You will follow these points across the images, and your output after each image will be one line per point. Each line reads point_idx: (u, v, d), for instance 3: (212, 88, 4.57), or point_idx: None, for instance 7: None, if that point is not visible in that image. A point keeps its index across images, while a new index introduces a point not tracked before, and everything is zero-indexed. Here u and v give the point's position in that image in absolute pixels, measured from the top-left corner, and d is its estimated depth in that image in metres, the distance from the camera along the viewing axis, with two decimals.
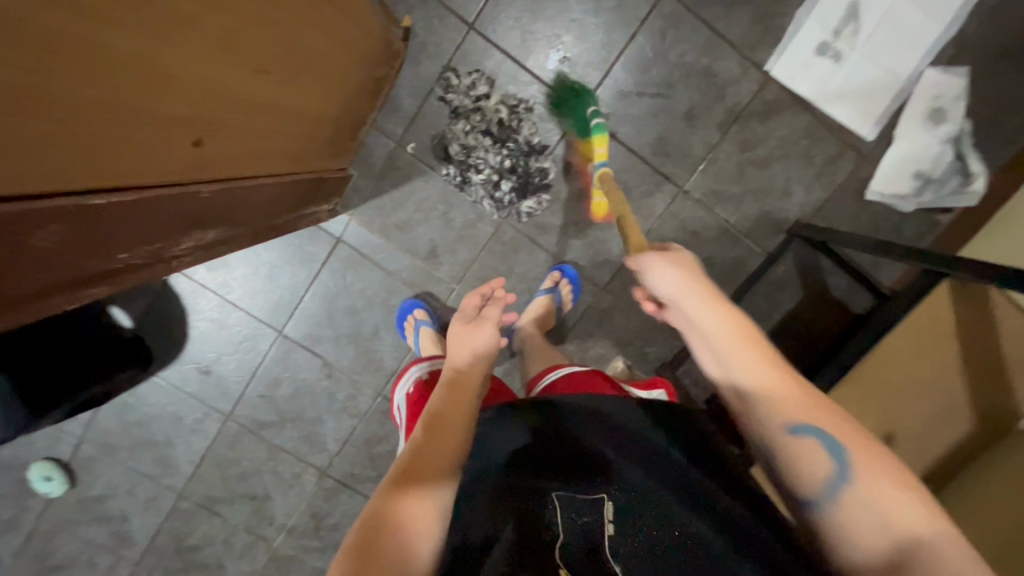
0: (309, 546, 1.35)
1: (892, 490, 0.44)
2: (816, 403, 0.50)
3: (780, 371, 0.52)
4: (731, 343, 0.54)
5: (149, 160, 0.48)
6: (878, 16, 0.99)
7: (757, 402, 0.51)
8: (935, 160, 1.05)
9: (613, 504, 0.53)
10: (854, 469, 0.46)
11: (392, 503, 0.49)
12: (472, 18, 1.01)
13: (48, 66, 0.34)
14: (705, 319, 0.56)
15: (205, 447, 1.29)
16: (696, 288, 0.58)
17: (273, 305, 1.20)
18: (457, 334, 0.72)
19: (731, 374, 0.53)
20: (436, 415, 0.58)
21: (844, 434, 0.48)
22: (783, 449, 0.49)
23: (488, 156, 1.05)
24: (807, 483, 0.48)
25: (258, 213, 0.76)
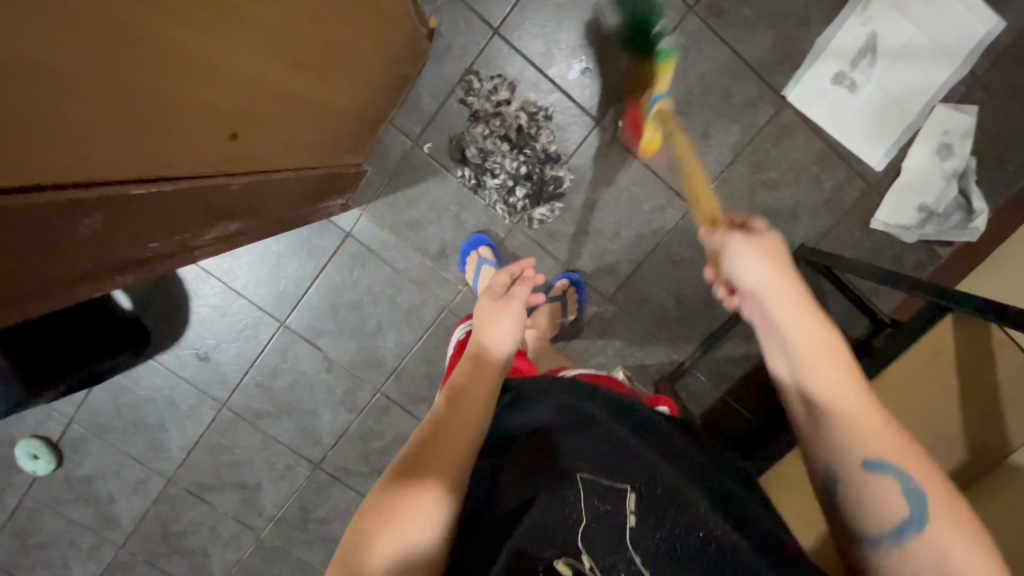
0: (297, 537, 1.35)
1: (962, 538, 0.46)
2: (900, 438, 0.51)
3: (864, 398, 0.54)
4: (819, 356, 0.56)
5: (187, 151, 0.48)
6: (895, 50, 1.01)
7: (837, 422, 0.53)
8: (940, 194, 1.07)
9: (637, 497, 0.54)
10: (927, 513, 0.48)
11: (415, 468, 0.54)
12: (497, 23, 1.01)
13: (99, 54, 0.34)
14: (796, 325, 0.57)
15: (198, 433, 1.28)
16: (790, 289, 0.59)
17: (276, 295, 1.19)
18: (486, 311, 0.75)
19: (813, 391, 0.55)
20: (458, 388, 0.63)
21: (924, 476, 0.49)
22: (857, 478, 0.51)
23: (505, 161, 1.05)
24: (873, 513, 0.50)
25: (278, 208, 0.75)
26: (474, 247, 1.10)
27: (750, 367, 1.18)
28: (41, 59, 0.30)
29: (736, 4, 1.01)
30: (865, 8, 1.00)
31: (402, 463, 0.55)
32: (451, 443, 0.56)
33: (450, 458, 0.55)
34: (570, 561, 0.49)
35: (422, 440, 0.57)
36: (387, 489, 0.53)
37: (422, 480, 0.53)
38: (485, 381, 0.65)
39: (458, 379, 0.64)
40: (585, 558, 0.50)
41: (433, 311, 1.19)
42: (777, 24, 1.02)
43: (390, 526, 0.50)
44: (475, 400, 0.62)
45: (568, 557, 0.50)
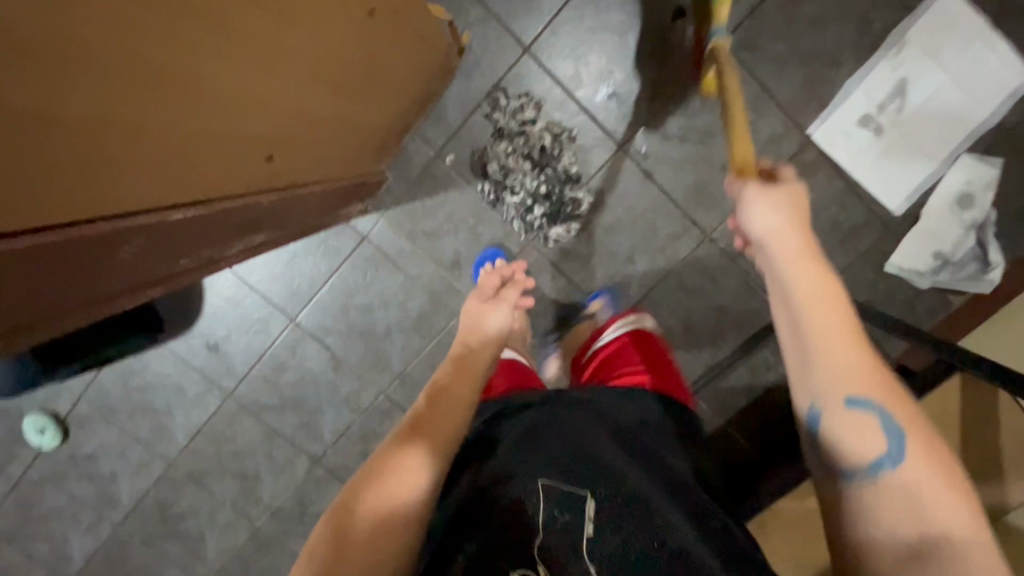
0: (292, 530, 1.37)
1: (938, 479, 0.44)
2: (883, 378, 0.48)
3: (858, 343, 0.49)
4: (814, 305, 0.50)
5: (225, 174, 0.50)
6: (925, 96, 1.01)
7: (821, 372, 0.49)
8: (956, 243, 1.07)
9: (596, 504, 0.55)
10: (903, 453, 0.45)
11: (386, 463, 0.55)
12: (528, 42, 1.02)
13: (148, 95, 0.36)
14: (796, 275, 0.51)
15: (202, 420, 1.30)
16: (796, 237, 0.53)
17: (289, 292, 1.20)
18: (473, 311, 0.78)
19: (803, 338, 0.50)
20: (440, 387, 0.64)
21: (906, 418, 0.47)
22: (838, 420, 0.48)
23: (525, 179, 1.06)
24: (849, 456, 0.47)
25: (304, 219, 0.76)
26: (489, 260, 1.11)
27: (753, 399, 1.18)
28: (82, 98, 0.31)
29: (769, 39, 1.01)
30: (897, 52, 1.00)
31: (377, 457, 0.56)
32: (427, 438, 0.58)
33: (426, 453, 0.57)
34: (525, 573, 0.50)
35: (399, 434, 0.58)
36: (360, 480, 0.54)
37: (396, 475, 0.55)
38: (467, 381, 0.66)
39: (440, 378, 0.66)
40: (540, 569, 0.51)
41: (442, 320, 1.20)
42: (808, 62, 1.02)
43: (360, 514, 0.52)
44: (455, 398, 0.63)
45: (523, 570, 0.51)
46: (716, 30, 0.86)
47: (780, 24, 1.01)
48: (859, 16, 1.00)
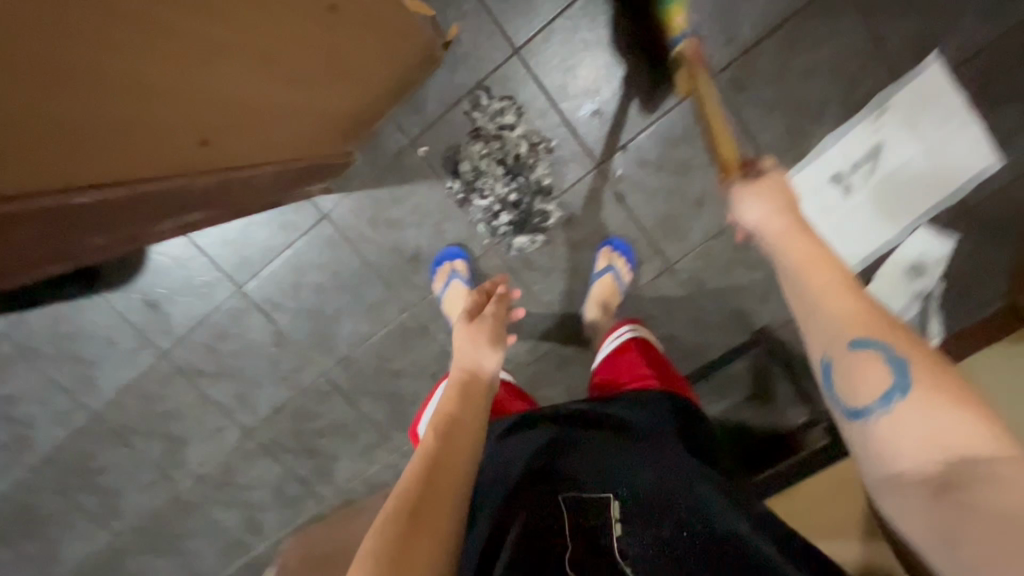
0: (215, 496, 1.35)
1: (948, 403, 0.41)
2: (882, 318, 0.47)
3: (856, 294, 0.49)
4: (812, 265, 0.51)
5: (144, 158, 0.51)
6: (895, 165, 1.03)
7: (819, 322, 0.49)
8: (901, 309, 1.11)
9: (619, 506, 0.60)
10: (910, 382, 0.43)
11: (422, 501, 0.54)
12: (519, 44, 0.98)
13: (44, 91, 0.37)
14: (791, 244, 0.54)
15: (133, 376, 1.25)
16: (785, 219, 0.56)
17: (238, 260, 1.16)
18: (460, 336, 0.73)
19: (804, 293, 0.51)
20: (449, 416, 0.62)
21: (910, 350, 0.45)
22: (844, 360, 0.47)
23: (496, 185, 1.04)
24: (862, 395, 0.45)
25: (258, 200, 0.76)
26: (449, 258, 1.09)
27: None
28: None
29: (758, 83, 1.01)
30: (878, 116, 1.01)
31: (396, 507, 0.53)
32: (444, 476, 0.56)
33: (445, 493, 0.55)
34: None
35: (422, 470, 0.56)
36: (383, 533, 0.51)
37: (423, 525, 0.52)
38: (470, 407, 0.64)
39: (444, 406, 0.63)
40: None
41: (394, 311, 1.17)
42: (792, 112, 1.02)
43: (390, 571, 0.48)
44: (473, 427, 0.63)
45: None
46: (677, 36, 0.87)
47: (771, 69, 1.00)
48: (849, 74, 1.00)
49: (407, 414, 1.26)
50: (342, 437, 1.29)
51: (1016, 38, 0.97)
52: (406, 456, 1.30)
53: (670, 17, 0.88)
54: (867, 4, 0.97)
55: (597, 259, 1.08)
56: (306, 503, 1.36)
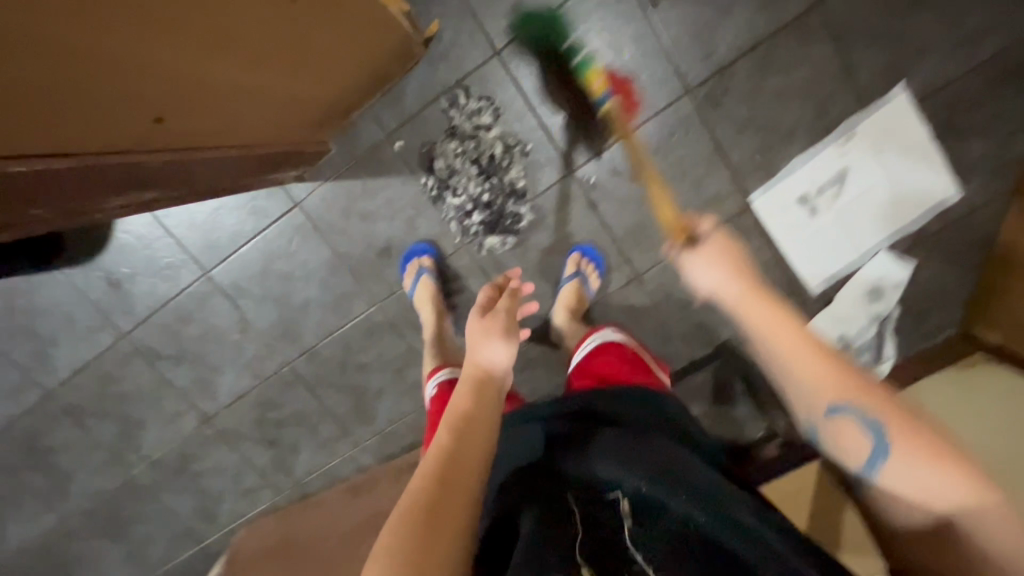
0: (170, 483, 1.33)
1: (926, 462, 0.47)
2: (851, 380, 0.51)
3: (825, 357, 0.53)
4: (772, 334, 0.54)
5: (111, 132, 0.52)
6: (859, 190, 1.06)
7: (795, 391, 0.54)
8: (860, 331, 1.14)
9: (629, 502, 0.55)
10: (890, 446, 0.48)
11: (432, 501, 0.53)
12: (500, 46, 1.00)
13: (23, 57, 0.38)
14: (748, 313, 0.56)
15: (90, 356, 1.22)
16: (738, 283, 0.58)
17: (206, 243, 1.14)
18: (474, 332, 0.72)
19: (774, 364, 0.54)
20: (464, 413, 0.62)
21: (884, 411, 0.49)
22: (823, 424, 0.53)
23: (469, 184, 1.05)
24: (851, 460, 0.52)
25: (217, 179, 0.75)
26: (417, 255, 1.10)
27: None
28: None
29: (732, 100, 1.03)
30: (845, 141, 1.04)
31: (409, 509, 0.53)
32: (460, 474, 0.56)
33: (461, 492, 0.55)
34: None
35: (435, 471, 0.55)
36: (402, 531, 0.51)
37: (442, 526, 0.52)
38: (486, 403, 0.64)
39: (459, 404, 0.63)
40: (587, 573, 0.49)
41: (362, 304, 1.17)
42: (763, 131, 1.04)
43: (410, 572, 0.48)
44: (485, 424, 0.62)
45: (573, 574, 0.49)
46: (602, 100, 0.94)
47: (745, 88, 1.02)
48: (819, 99, 1.03)
49: (370, 409, 1.26)
50: (303, 429, 1.28)
51: (978, 75, 1.01)
52: (368, 450, 1.30)
53: (588, 83, 0.95)
54: (839, 32, 1.00)
55: (566, 264, 1.09)
56: (264, 493, 1.34)
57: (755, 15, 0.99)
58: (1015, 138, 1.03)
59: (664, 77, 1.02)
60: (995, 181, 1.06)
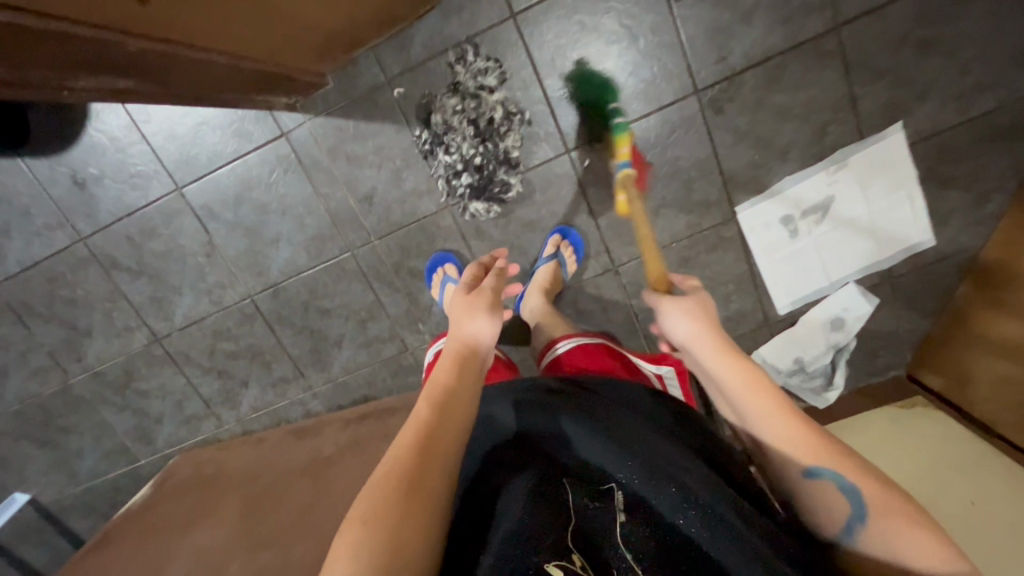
0: (109, 397, 1.30)
1: (904, 528, 0.51)
2: (826, 443, 0.55)
3: (797, 418, 0.57)
4: (747, 397, 0.59)
5: (90, 4, 0.48)
6: (841, 220, 1.08)
7: (773, 452, 0.58)
8: (815, 357, 1.19)
9: (623, 494, 0.57)
10: (867, 510, 0.52)
11: (408, 472, 0.57)
12: (518, 10, 0.98)
13: None
14: (715, 365, 0.62)
15: (43, 255, 1.18)
16: (698, 328, 0.65)
17: (182, 157, 1.10)
18: (458, 308, 0.79)
19: (753, 422, 0.59)
20: (444, 386, 0.66)
21: (861, 479, 0.53)
22: (807, 492, 0.56)
23: (462, 144, 1.03)
24: (830, 523, 0.55)
25: (200, 83, 0.73)
26: (440, 264, 1.13)
27: None
28: None
29: (735, 109, 1.03)
30: (836, 170, 1.06)
31: (387, 477, 0.57)
32: (435, 443, 0.59)
33: (434, 460, 0.58)
34: (561, 564, 0.50)
35: (415, 445, 0.59)
36: (377, 497, 0.55)
37: (418, 492, 0.56)
38: (465, 372, 0.69)
39: (440, 371, 0.68)
40: (576, 559, 0.51)
41: (334, 249, 1.15)
42: (760, 146, 1.05)
43: (381, 532, 0.53)
44: (464, 395, 0.65)
45: (558, 560, 0.50)
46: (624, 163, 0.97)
47: (750, 99, 1.03)
48: (818, 124, 1.04)
49: (327, 356, 1.24)
50: (254, 365, 1.26)
51: (971, 128, 1.03)
52: (318, 397, 1.29)
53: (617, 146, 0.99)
54: (851, 59, 1.00)
55: (547, 245, 1.10)
56: (205, 423, 1.33)
57: (774, 27, 0.99)
58: (992, 195, 1.07)
59: (674, 73, 1.01)
60: (966, 234, 1.10)
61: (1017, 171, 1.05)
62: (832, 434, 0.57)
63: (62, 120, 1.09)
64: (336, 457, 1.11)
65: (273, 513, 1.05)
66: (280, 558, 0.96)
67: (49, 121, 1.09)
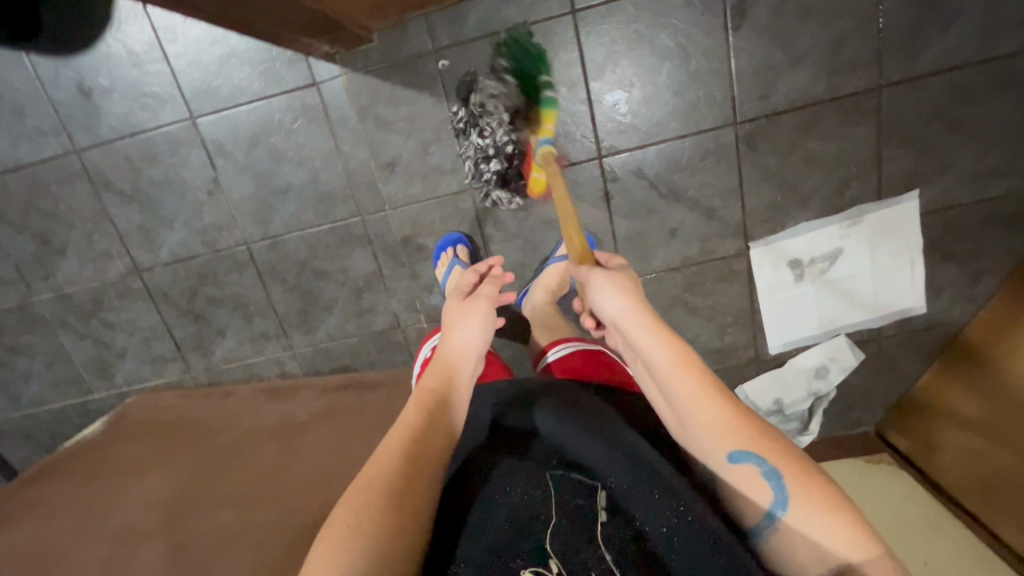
0: (72, 322, 1.22)
1: (821, 512, 0.49)
2: (745, 424, 0.55)
3: (722, 399, 0.57)
4: (673, 372, 0.59)
5: None
6: (845, 273, 1.11)
7: (699, 432, 0.56)
8: (795, 401, 1.22)
9: (607, 498, 0.55)
10: (788, 495, 0.51)
11: (392, 475, 0.57)
12: (580, 7, 0.97)
13: None
14: (638, 334, 0.62)
15: (29, 159, 1.10)
16: (627, 301, 0.64)
17: (202, 86, 1.04)
18: (456, 311, 0.78)
19: (677, 402, 0.58)
20: (432, 390, 0.67)
21: (779, 460, 0.53)
22: (729, 476, 0.54)
23: (498, 130, 0.92)
24: (750, 512, 0.52)
25: (253, 10, 0.69)
26: (450, 245, 1.10)
27: None
28: None
29: (768, 148, 1.05)
30: (849, 225, 1.09)
31: (370, 480, 0.57)
32: (422, 451, 0.60)
33: (422, 468, 0.58)
34: (538, 570, 0.49)
35: (400, 447, 0.60)
36: (361, 501, 0.55)
37: (403, 500, 0.55)
38: (454, 383, 0.69)
39: (428, 380, 0.69)
40: (553, 564, 0.50)
41: (344, 211, 1.11)
42: (783, 188, 1.07)
43: (364, 534, 0.52)
44: (453, 400, 0.67)
45: (535, 565, 0.49)
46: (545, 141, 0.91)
47: (785, 140, 1.05)
48: (843, 177, 1.07)
49: (315, 319, 1.20)
50: (236, 315, 1.21)
51: (979, 208, 1.08)
52: (297, 359, 1.25)
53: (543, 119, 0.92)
54: (885, 121, 1.03)
55: (560, 245, 1.09)
56: (171, 367, 1.26)
57: (820, 75, 1.01)
58: (986, 275, 1.11)
59: (717, 101, 1.02)
60: (955, 308, 1.14)
61: (1013, 258, 1.10)
62: (749, 411, 0.57)
63: (81, 22, 1.02)
64: (310, 424, 1.07)
65: (232, 473, 1.00)
66: (240, 519, 0.92)
67: (65, 20, 1.02)
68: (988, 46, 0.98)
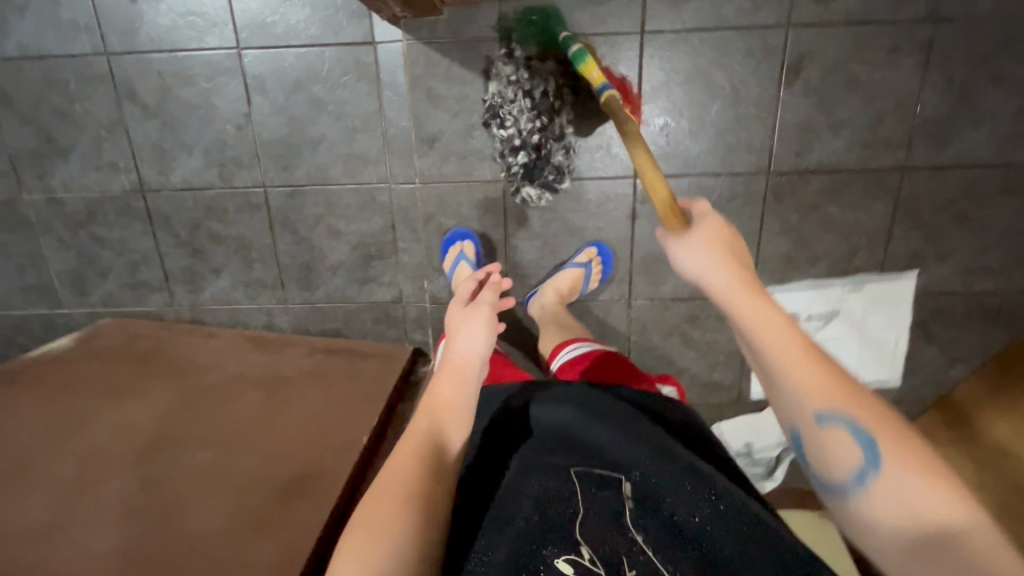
0: (58, 228, 1.16)
1: (917, 479, 0.45)
2: (841, 389, 0.51)
3: (817, 362, 0.52)
4: (763, 332, 0.54)
5: None
6: (835, 334, 1.17)
7: (787, 396, 0.53)
8: (766, 446, 1.26)
9: (632, 485, 0.57)
10: (882, 460, 0.47)
11: (410, 472, 0.58)
12: (650, 29, 0.99)
13: None
14: (728, 299, 0.57)
15: (53, 51, 1.04)
16: (720, 263, 0.59)
17: (257, 19, 1.01)
18: (456, 319, 0.76)
19: (766, 364, 0.54)
20: (435, 396, 0.66)
21: (872, 423, 0.49)
22: (817, 440, 0.51)
23: (521, 117, 1.00)
24: (837, 471, 0.49)
25: None
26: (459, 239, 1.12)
27: None
28: None
29: (793, 203, 1.09)
30: (850, 291, 1.15)
31: (385, 483, 0.57)
32: (441, 444, 0.61)
33: (441, 460, 0.60)
34: (572, 560, 0.50)
35: (417, 450, 0.60)
36: (380, 503, 0.55)
37: (430, 500, 0.56)
38: (462, 392, 0.67)
39: (438, 391, 0.67)
40: (584, 552, 0.51)
41: (372, 175, 1.09)
42: (798, 244, 1.12)
43: (385, 531, 0.53)
44: (458, 406, 0.66)
45: (567, 554, 0.50)
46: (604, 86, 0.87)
47: (809, 199, 1.09)
48: (853, 245, 1.12)
49: (317, 276, 1.18)
50: (236, 256, 1.17)
51: (968, 300, 1.15)
52: (288, 313, 1.21)
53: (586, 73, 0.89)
54: (903, 202, 1.09)
55: (581, 252, 1.11)
56: (154, 296, 1.21)
57: (854, 145, 1.06)
58: (960, 362, 1.19)
59: (756, 148, 1.06)
60: (926, 387, 1.22)
61: (986, 350, 1.18)
62: (846, 373, 0.53)
63: None
64: (296, 381, 1.05)
65: (209, 420, 0.96)
66: (218, 463, 0.89)
67: None
68: (1007, 153, 1.05)
